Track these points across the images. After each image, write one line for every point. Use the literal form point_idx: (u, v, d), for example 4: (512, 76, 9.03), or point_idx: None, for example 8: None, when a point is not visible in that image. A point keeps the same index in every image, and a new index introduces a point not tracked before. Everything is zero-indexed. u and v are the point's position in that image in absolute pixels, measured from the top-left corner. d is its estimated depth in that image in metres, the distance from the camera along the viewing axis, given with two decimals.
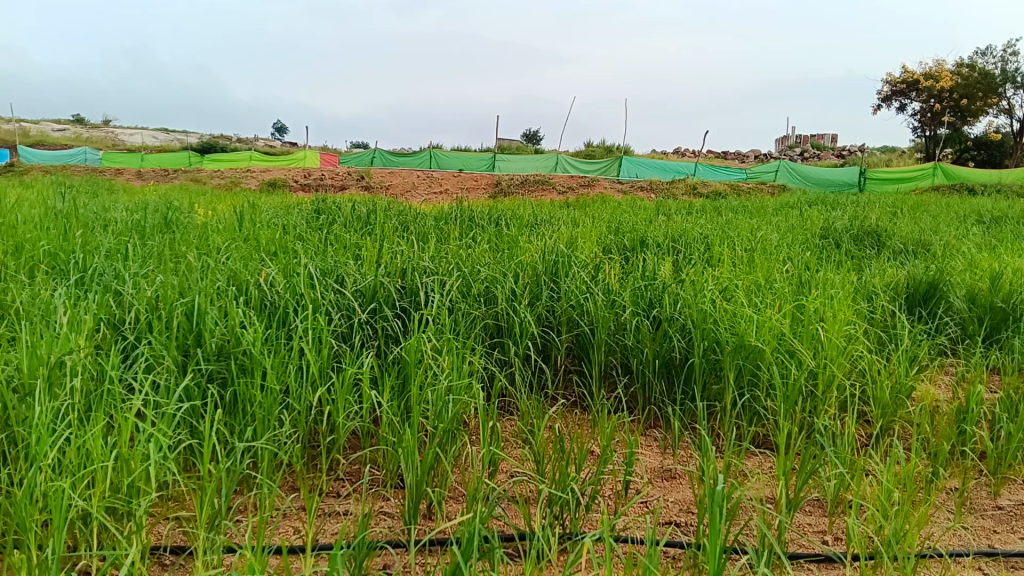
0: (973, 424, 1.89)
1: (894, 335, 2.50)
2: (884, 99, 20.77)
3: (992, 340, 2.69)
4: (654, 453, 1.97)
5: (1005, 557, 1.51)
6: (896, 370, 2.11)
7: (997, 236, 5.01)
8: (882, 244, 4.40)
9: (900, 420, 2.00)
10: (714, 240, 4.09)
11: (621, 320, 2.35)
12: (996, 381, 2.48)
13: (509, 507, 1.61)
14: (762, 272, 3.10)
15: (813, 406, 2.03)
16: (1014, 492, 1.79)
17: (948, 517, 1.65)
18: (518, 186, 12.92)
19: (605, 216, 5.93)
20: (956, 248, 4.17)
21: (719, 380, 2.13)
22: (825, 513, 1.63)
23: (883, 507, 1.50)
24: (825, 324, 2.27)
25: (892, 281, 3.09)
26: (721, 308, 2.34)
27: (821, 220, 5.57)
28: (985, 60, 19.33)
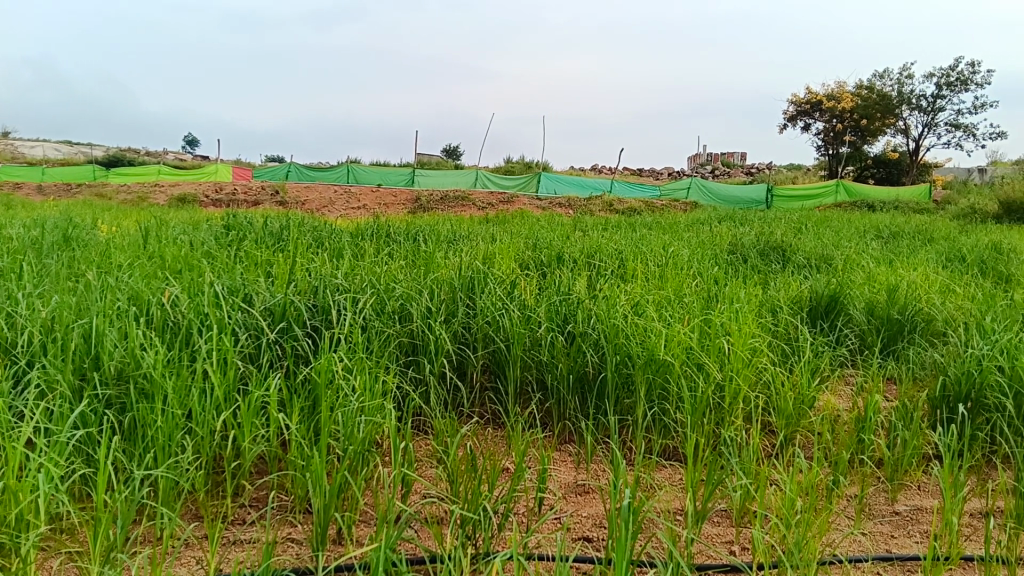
0: (872, 433, 1.96)
1: (797, 347, 2.58)
2: (790, 118, 21.59)
3: (889, 351, 2.80)
4: (568, 469, 1.97)
5: (901, 561, 1.56)
6: (799, 381, 2.17)
7: (894, 251, 5.25)
8: (788, 259, 4.56)
9: (803, 430, 2.06)
10: (629, 256, 4.16)
11: (536, 335, 2.35)
12: (892, 390, 2.59)
13: (420, 529, 1.59)
14: (673, 287, 3.17)
15: (722, 418, 2.07)
16: (910, 497, 1.86)
17: (848, 523, 1.72)
18: (437, 202, 12.91)
19: (524, 232, 5.96)
20: (856, 262, 4.35)
21: (631, 395, 2.16)
22: (731, 524, 1.67)
23: (787, 516, 1.53)
24: (732, 338, 2.33)
25: (796, 295, 3.19)
26: (633, 323, 2.37)
27: (731, 236, 5.73)
28: (882, 83, 20.30)
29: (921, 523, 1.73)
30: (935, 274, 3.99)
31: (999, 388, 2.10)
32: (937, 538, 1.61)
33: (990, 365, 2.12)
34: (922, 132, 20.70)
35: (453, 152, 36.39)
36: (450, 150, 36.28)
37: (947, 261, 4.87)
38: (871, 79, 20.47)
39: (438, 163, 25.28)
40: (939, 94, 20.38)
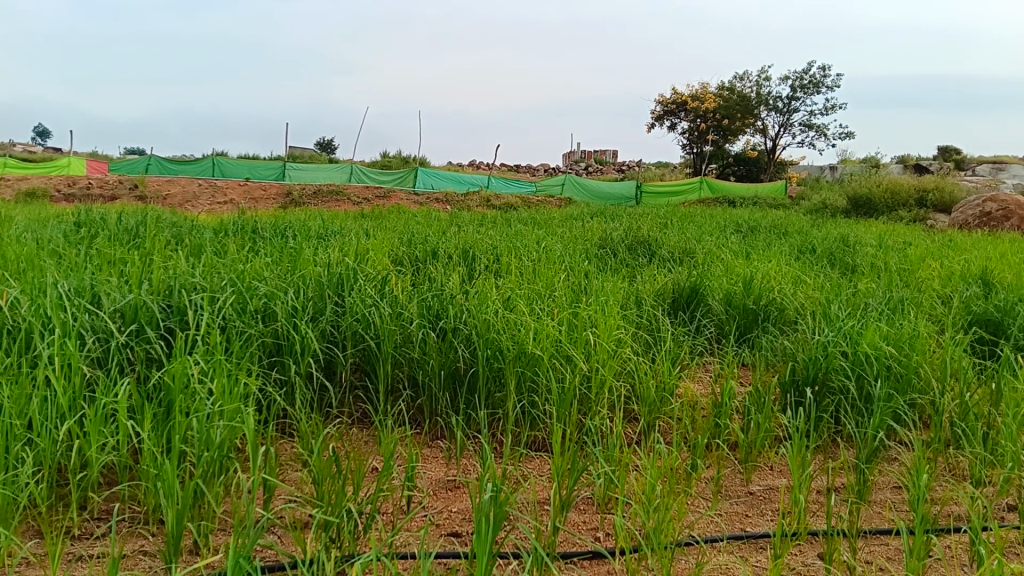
0: (728, 418, 2.05)
1: (661, 337, 2.67)
2: (657, 117, 22.35)
3: (746, 339, 2.94)
4: (438, 465, 1.96)
5: (753, 539, 1.63)
6: (662, 371, 2.24)
7: (751, 244, 5.53)
8: (653, 252, 4.72)
9: (664, 417, 2.13)
10: (503, 251, 4.18)
11: (407, 331, 2.32)
12: (747, 376, 2.73)
13: (283, 534, 1.55)
14: (544, 281, 3.22)
15: (589, 408, 2.12)
16: (762, 477, 1.96)
17: (706, 505, 1.79)
18: (310, 197, 12.61)
19: (398, 227, 5.90)
20: (716, 255, 4.55)
21: (502, 388, 2.16)
22: (597, 510, 1.71)
23: (647, 500, 1.58)
24: (597, 331, 2.39)
25: (660, 288, 3.31)
26: (504, 318, 2.38)
27: (602, 232, 5.85)
28: (742, 85, 21.31)
29: (773, 501, 1.82)
30: (788, 266, 4.21)
31: (842, 371, 2.24)
32: (785, 515, 1.70)
33: (834, 351, 2.25)
34: (778, 131, 21.89)
35: (325, 146, 35.63)
36: (324, 144, 35.43)
37: (799, 253, 5.17)
38: (731, 80, 21.45)
39: (310, 157, 24.66)
40: (792, 96, 21.59)
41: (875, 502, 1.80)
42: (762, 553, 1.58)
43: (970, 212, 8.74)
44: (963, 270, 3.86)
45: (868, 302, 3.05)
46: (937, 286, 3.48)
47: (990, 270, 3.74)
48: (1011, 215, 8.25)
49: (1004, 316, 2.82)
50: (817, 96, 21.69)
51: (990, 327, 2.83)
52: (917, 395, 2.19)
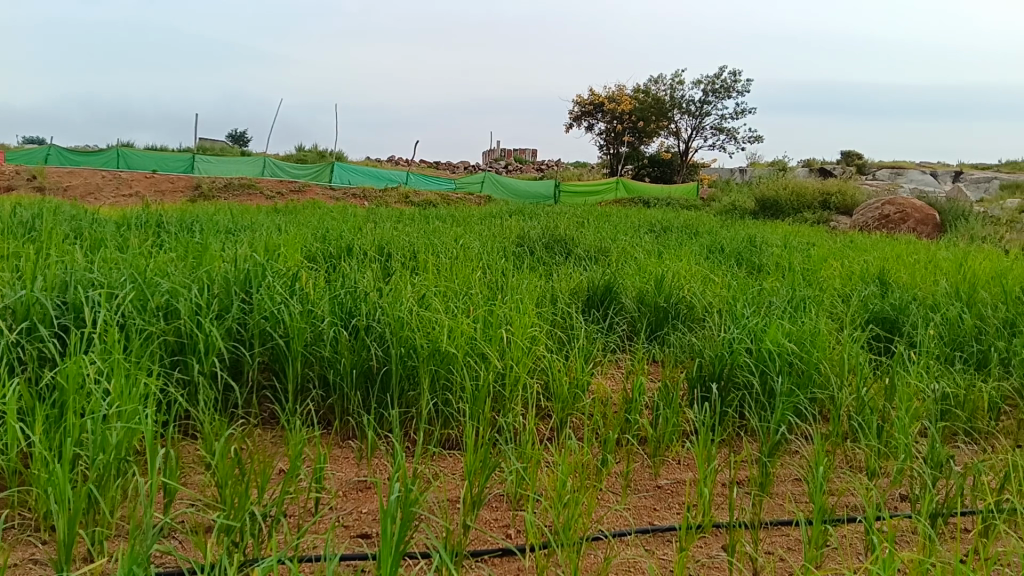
0: (639, 414, 2.08)
1: (574, 334, 2.69)
2: (575, 117, 22.59)
3: (657, 336, 2.99)
4: (349, 465, 1.93)
5: (661, 532, 1.65)
6: (575, 368, 2.26)
7: (664, 244, 5.65)
8: (570, 251, 4.76)
9: (576, 413, 2.15)
10: (419, 248, 4.15)
11: (318, 329, 2.27)
12: (657, 372, 2.79)
13: (184, 540, 1.49)
14: (459, 278, 3.21)
15: (502, 406, 2.12)
16: (670, 471, 2.00)
17: (615, 500, 1.82)
18: (221, 191, 12.26)
19: (312, 223, 5.78)
20: (630, 254, 4.64)
21: (415, 387, 2.14)
22: (508, 508, 1.71)
23: (558, 497, 1.59)
24: (511, 328, 2.39)
25: (575, 286, 3.34)
26: (418, 316, 2.36)
27: (519, 230, 5.88)
28: (657, 87, 21.75)
29: (680, 495, 1.86)
30: (699, 266, 4.31)
31: (747, 367, 2.30)
32: (691, 509, 1.74)
33: (740, 347, 2.32)
34: (691, 134, 22.44)
35: (238, 139, 34.68)
36: (236, 137, 34.49)
37: (709, 253, 5.30)
38: (647, 82, 21.85)
39: (222, 150, 23.97)
40: (705, 100, 22.15)
41: (777, 494, 1.86)
42: (669, 545, 1.61)
43: (870, 214, 9.14)
44: (861, 270, 4.04)
45: (772, 300, 3.15)
46: (838, 285, 3.62)
47: (886, 270, 3.92)
48: (908, 218, 8.67)
49: (898, 314, 2.95)
50: (728, 100, 22.31)
51: (885, 325, 2.97)
52: (817, 391, 2.27)
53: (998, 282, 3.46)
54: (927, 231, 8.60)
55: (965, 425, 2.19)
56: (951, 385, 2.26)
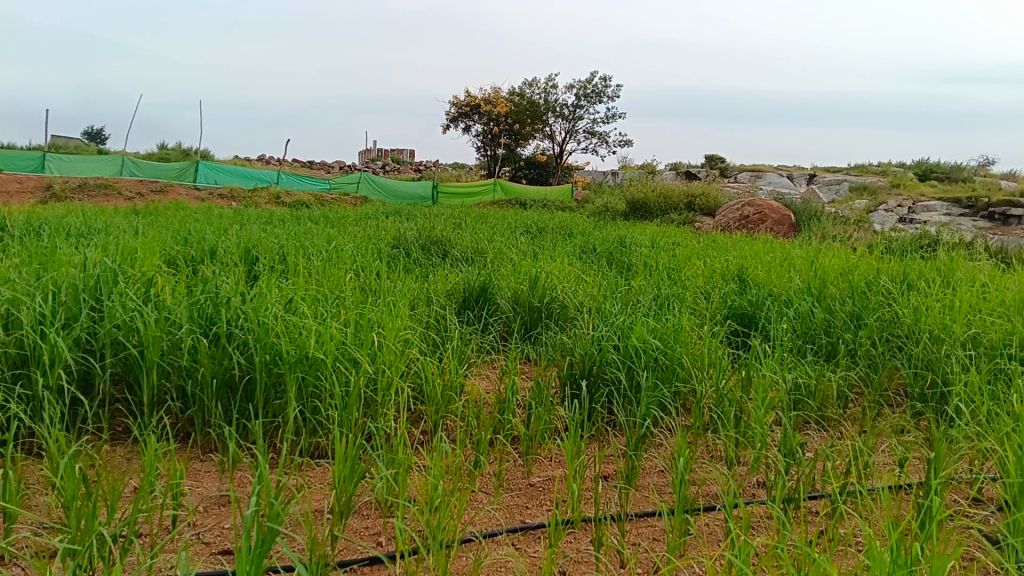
0: (511, 414, 2.10)
1: (447, 336, 2.68)
2: (450, 118, 22.57)
3: (530, 335, 3.03)
4: (210, 480, 1.85)
5: (532, 530, 1.67)
6: (448, 370, 2.24)
7: (539, 245, 5.72)
8: (445, 253, 4.75)
9: (449, 415, 2.14)
10: (289, 250, 4.03)
11: (176, 337, 2.16)
12: (530, 371, 2.82)
13: (25, 568, 1.39)
14: (330, 281, 3.15)
15: (373, 411, 2.07)
16: (542, 469, 2.03)
17: (488, 500, 1.82)
18: (75, 191, 11.53)
19: (176, 225, 5.52)
20: (504, 255, 4.67)
21: (281, 395, 2.07)
22: (379, 514, 1.68)
23: (428, 501, 1.57)
24: (382, 330, 2.35)
25: (450, 287, 3.33)
26: (284, 321, 2.28)
27: (394, 231, 5.82)
28: (531, 91, 22.04)
29: (550, 491, 1.89)
30: (571, 266, 4.39)
31: (615, 364, 2.36)
32: (562, 505, 1.76)
33: (608, 345, 2.38)
34: (565, 136, 22.88)
35: (94, 136, 32.72)
36: (92, 134, 32.56)
37: (582, 253, 5.42)
38: (520, 85, 22.10)
39: (76, 147, 22.55)
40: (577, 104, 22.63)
41: (643, 486, 1.92)
42: (539, 543, 1.63)
43: (732, 215, 9.59)
44: (723, 268, 4.22)
45: (639, 299, 3.24)
46: (701, 283, 3.77)
47: (745, 268, 4.11)
48: (766, 218, 9.15)
49: (755, 310, 3.11)
50: (599, 104, 22.87)
51: (744, 320, 3.11)
52: (680, 384, 2.35)
53: (845, 278, 3.69)
54: (783, 231, 9.10)
55: (815, 413, 2.33)
56: (803, 375, 2.39)
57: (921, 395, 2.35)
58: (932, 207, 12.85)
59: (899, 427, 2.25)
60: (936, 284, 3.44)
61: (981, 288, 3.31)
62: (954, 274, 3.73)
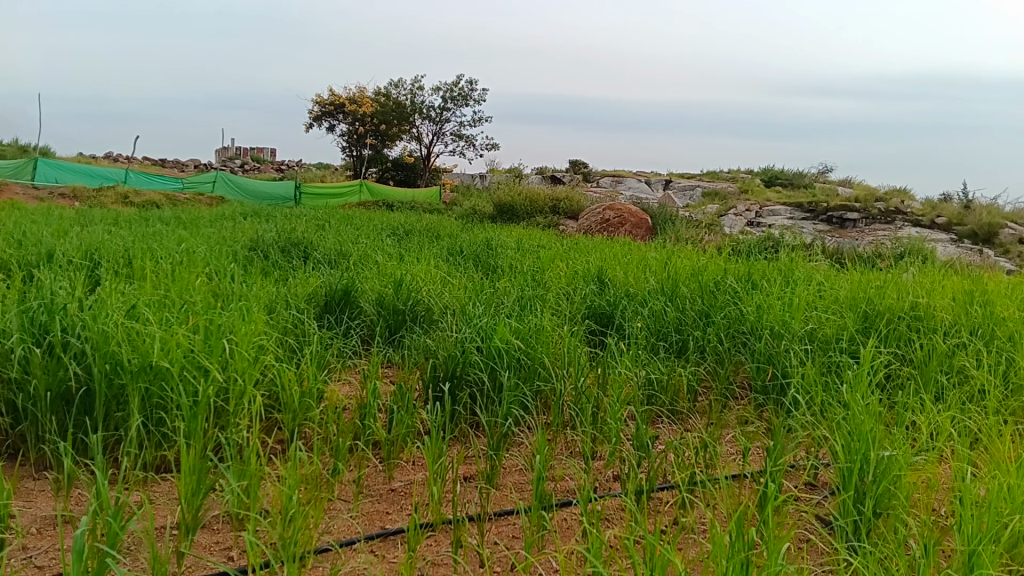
0: (372, 419, 2.05)
1: (305, 341, 2.60)
2: (314, 118, 22.05)
3: (393, 338, 2.99)
4: (43, 500, 1.72)
5: (392, 537, 1.64)
6: (305, 375, 2.17)
7: (405, 247, 5.69)
8: (307, 255, 4.64)
9: (308, 423, 2.08)
10: (135, 254, 3.80)
11: (3, 349, 1.99)
12: (391, 374, 2.78)
13: None
14: (180, 285, 2.99)
15: (225, 420, 1.98)
16: (404, 473, 2.00)
17: (346, 507, 1.78)
18: None
19: (7, 227, 5.09)
20: (368, 257, 4.60)
21: (123, 408, 1.95)
22: (231, 528, 1.61)
23: (281, 512, 1.52)
24: (233, 336, 2.24)
25: (310, 291, 3.24)
26: (126, 328, 2.14)
27: (253, 233, 5.62)
28: (397, 92, 21.88)
29: (411, 496, 1.86)
30: (436, 268, 4.38)
31: (478, 365, 2.36)
32: (421, 509, 1.74)
33: (470, 346, 2.37)
34: (432, 139, 22.84)
35: None
36: None
37: (448, 256, 5.42)
38: (386, 86, 21.86)
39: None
40: (443, 106, 22.65)
41: (504, 485, 1.93)
42: (398, 548, 1.60)
43: (593, 219, 9.83)
44: (584, 270, 4.31)
45: (502, 300, 3.27)
46: (562, 285, 3.85)
47: (605, 269, 4.22)
48: (625, 222, 9.46)
49: (612, 309, 3.20)
50: (465, 107, 22.94)
51: (602, 320, 3.20)
52: (541, 384, 2.38)
53: (695, 278, 3.86)
54: (641, 234, 9.45)
55: (667, 406, 2.42)
56: (656, 371, 2.48)
57: (763, 388, 2.49)
58: (777, 212, 13.69)
59: (744, 419, 2.37)
60: (777, 284, 3.65)
61: (817, 287, 3.54)
62: (793, 274, 3.98)
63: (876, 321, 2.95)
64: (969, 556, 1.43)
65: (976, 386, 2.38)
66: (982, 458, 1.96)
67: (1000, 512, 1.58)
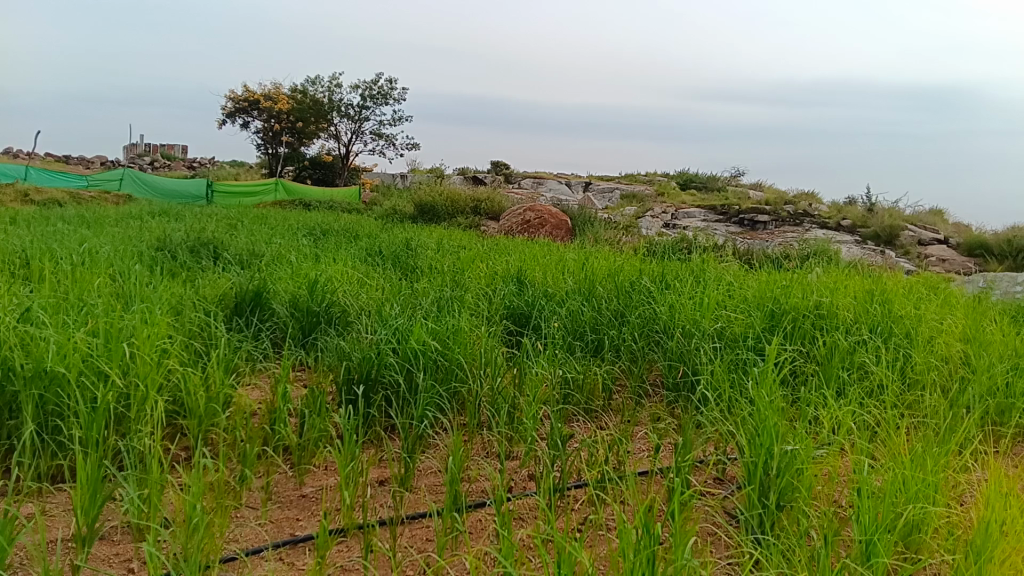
0: (282, 424, 2.00)
1: (213, 344, 2.52)
2: (228, 115, 21.49)
3: (306, 341, 2.93)
4: None
5: (301, 544, 1.60)
6: (212, 379, 2.11)
7: (321, 247, 5.59)
8: (218, 255, 4.51)
9: (215, 428, 2.01)
10: (33, 254, 3.63)
11: None
12: (303, 378, 2.73)
13: None
14: (81, 287, 2.87)
15: (126, 427, 1.90)
16: (315, 479, 1.96)
17: (255, 514, 1.74)
18: None
19: None
20: (282, 258, 4.51)
21: (15, 417, 1.85)
22: (132, 539, 1.55)
23: (186, 520, 1.47)
24: (136, 340, 2.16)
25: (220, 293, 3.15)
26: (18, 332, 2.04)
27: (162, 233, 5.44)
28: (315, 90, 21.52)
29: (322, 501, 1.83)
30: (352, 268, 4.33)
31: (393, 367, 2.33)
32: (332, 515, 1.71)
33: (385, 348, 2.34)
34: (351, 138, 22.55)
35: None
36: None
37: (366, 256, 5.35)
38: (303, 83, 21.47)
39: None
40: (363, 105, 22.38)
41: (417, 488, 1.91)
42: (307, 555, 1.57)
43: (513, 220, 9.87)
44: (503, 271, 4.32)
45: (419, 301, 3.25)
46: (480, 285, 3.84)
47: (524, 270, 4.24)
48: (545, 223, 9.54)
49: (530, 310, 3.22)
50: (385, 105, 22.71)
51: (520, 320, 3.21)
52: (457, 385, 2.37)
53: (611, 279, 3.92)
54: (560, 235, 9.53)
55: (582, 405, 2.44)
56: (572, 370, 2.51)
57: (675, 385, 2.54)
58: (692, 214, 14.03)
59: (656, 417, 2.41)
60: (690, 284, 3.73)
61: (728, 287, 3.64)
62: (705, 274, 4.08)
63: (782, 319, 3.05)
64: (866, 545, 1.49)
65: (875, 381, 2.48)
66: (880, 450, 2.05)
67: (894, 502, 1.65)
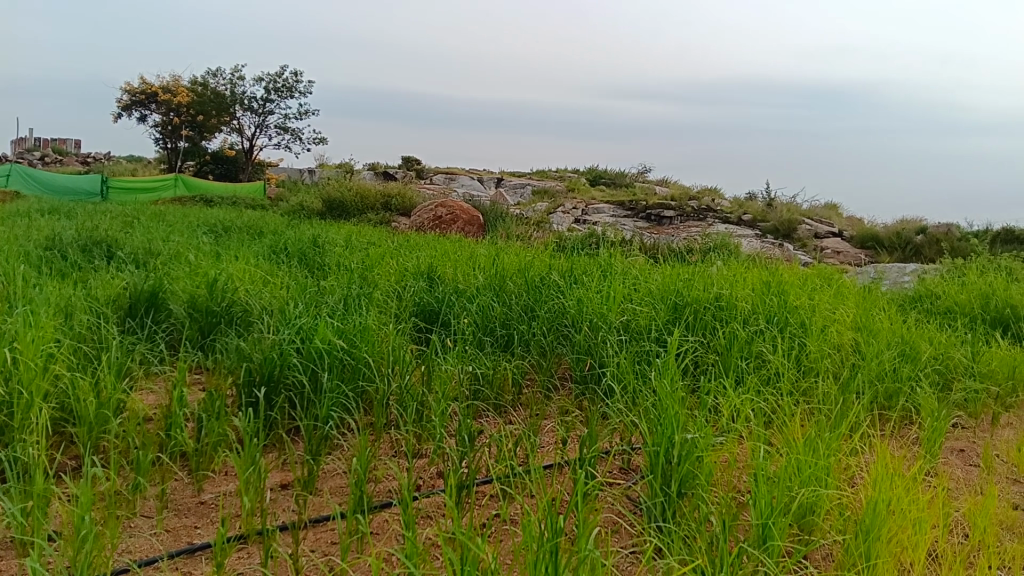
0: (179, 429, 1.94)
1: (105, 347, 2.42)
2: (124, 108, 20.62)
3: (205, 342, 2.84)
4: None
5: (200, 553, 1.56)
6: (103, 385, 2.02)
7: (223, 245, 5.44)
8: (112, 254, 4.33)
9: (107, 436, 1.93)
10: None
11: None
12: (201, 381, 2.64)
13: None
14: None
15: (9, 438, 1.80)
16: (215, 485, 1.91)
17: (150, 524, 1.67)
18: None
19: None
20: (181, 255, 4.36)
21: None
22: (16, 554, 1.47)
23: (74, 532, 1.40)
24: (19, 345, 2.05)
25: (113, 294, 3.02)
26: None
27: (51, 231, 5.18)
28: (217, 82, 20.87)
29: (222, 507, 1.77)
30: (256, 267, 4.22)
31: (297, 367, 2.28)
32: (233, 521, 1.67)
33: (289, 348, 2.28)
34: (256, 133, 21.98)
35: None
36: None
37: (272, 254, 5.23)
38: (204, 75, 20.80)
39: None
40: (268, 98, 21.84)
41: (321, 490, 1.88)
42: (206, 563, 1.53)
43: (423, 215, 9.82)
44: (413, 267, 4.29)
45: (325, 299, 3.19)
46: (390, 282, 3.81)
47: (434, 266, 4.23)
48: (457, 218, 9.53)
49: (440, 306, 3.21)
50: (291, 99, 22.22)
51: (430, 317, 3.20)
52: (364, 383, 2.34)
53: (520, 274, 3.95)
54: (472, 231, 9.53)
55: (491, 401, 2.45)
56: (481, 366, 2.52)
57: (582, 378, 2.58)
58: (601, 210, 14.24)
59: (564, 410, 2.44)
60: (597, 278, 3.79)
61: (633, 280, 3.72)
62: (612, 268, 4.15)
63: (684, 311, 3.13)
64: (762, 529, 1.55)
65: (773, 370, 2.58)
66: (776, 436, 2.13)
67: (788, 486, 1.72)
